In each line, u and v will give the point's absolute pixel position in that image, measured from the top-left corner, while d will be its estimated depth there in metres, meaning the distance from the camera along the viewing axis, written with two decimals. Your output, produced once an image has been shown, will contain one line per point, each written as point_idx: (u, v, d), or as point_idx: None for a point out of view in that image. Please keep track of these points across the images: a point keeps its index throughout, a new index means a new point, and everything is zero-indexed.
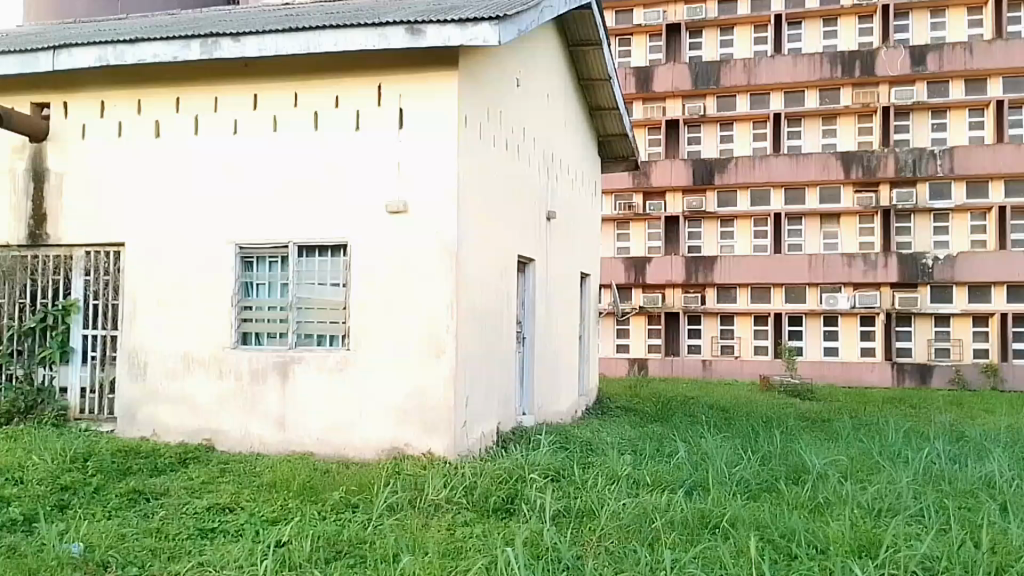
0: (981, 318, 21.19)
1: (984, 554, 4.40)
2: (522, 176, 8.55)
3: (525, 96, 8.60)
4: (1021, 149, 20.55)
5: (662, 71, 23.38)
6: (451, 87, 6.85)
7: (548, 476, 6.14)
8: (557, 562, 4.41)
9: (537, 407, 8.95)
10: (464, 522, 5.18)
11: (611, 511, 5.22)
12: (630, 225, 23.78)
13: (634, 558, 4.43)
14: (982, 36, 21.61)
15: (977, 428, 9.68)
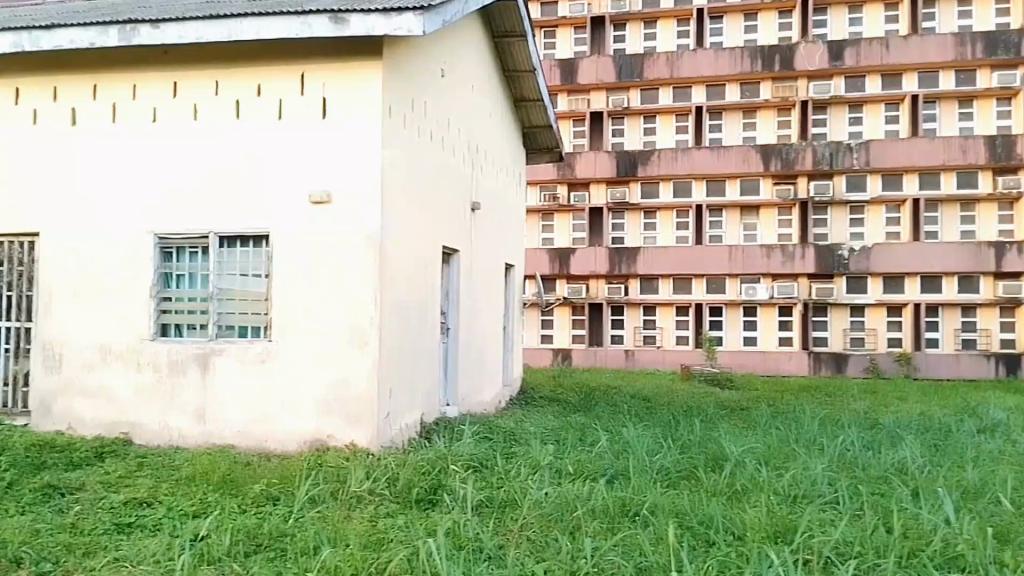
0: (895, 308, 21.68)
1: (897, 539, 4.35)
2: (447, 167, 8.50)
3: (450, 87, 8.57)
4: (933, 143, 21.07)
5: (587, 63, 23.39)
6: (375, 77, 6.79)
7: (470, 466, 6.08)
8: (478, 552, 4.33)
9: (462, 397, 8.95)
10: (387, 513, 5.05)
11: (533, 501, 5.18)
12: (554, 216, 23.86)
13: (556, 547, 4.38)
14: (898, 32, 22.13)
15: (889, 415, 9.93)
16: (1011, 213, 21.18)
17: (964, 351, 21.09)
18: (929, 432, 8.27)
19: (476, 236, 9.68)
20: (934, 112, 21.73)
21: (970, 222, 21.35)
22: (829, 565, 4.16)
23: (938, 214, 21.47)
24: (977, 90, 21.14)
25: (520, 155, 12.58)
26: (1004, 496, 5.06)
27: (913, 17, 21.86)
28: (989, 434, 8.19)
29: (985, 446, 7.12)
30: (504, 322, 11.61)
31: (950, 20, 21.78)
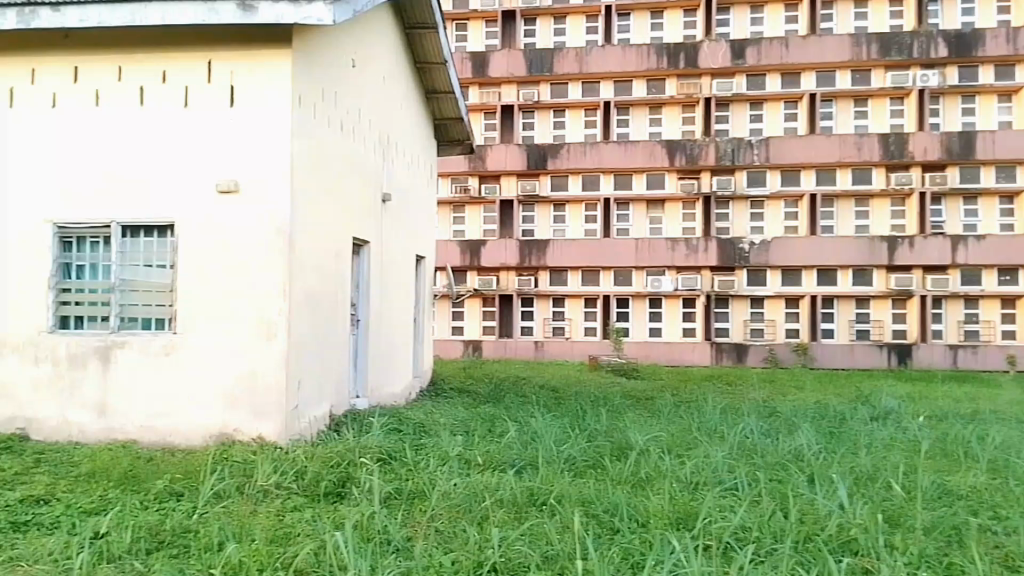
0: (793, 300, 22.34)
1: (793, 524, 4.49)
2: (358, 157, 8.46)
3: (361, 78, 8.51)
4: (830, 140, 21.63)
5: (498, 56, 23.36)
6: (284, 65, 6.71)
7: (380, 457, 6.09)
8: (386, 545, 4.34)
9: (372, 388, 8.94)
10: (294, 507, 5.02)
11: (442, 491, 5.22)
12: (465, 208, 23.82)
13: (463, 538, 4.43)
14: (798, 32, 22.76)
15: (786, 404, 10.25)
16: (903, 208, 21.95)
17: (858, 342, 21.80)
18: (825, 420, 8.56)
19: (387, 228, 9.66)
20: (831, 110, 22.36)
21: (864, 217, 22.08)
22: (729, 550, 4.30)
23: (834, 210, 22.15)
24: (871, 89, 21.86)
25: (431, 147, 12.58)
26: (894, 480, 5.25)
27: (813, 18, 22.48)
28: (881, 422, 8.51)
29: (877, 433, 7.40)
30: (414, 313, 11.61)
31: (847, 20, 22.48)
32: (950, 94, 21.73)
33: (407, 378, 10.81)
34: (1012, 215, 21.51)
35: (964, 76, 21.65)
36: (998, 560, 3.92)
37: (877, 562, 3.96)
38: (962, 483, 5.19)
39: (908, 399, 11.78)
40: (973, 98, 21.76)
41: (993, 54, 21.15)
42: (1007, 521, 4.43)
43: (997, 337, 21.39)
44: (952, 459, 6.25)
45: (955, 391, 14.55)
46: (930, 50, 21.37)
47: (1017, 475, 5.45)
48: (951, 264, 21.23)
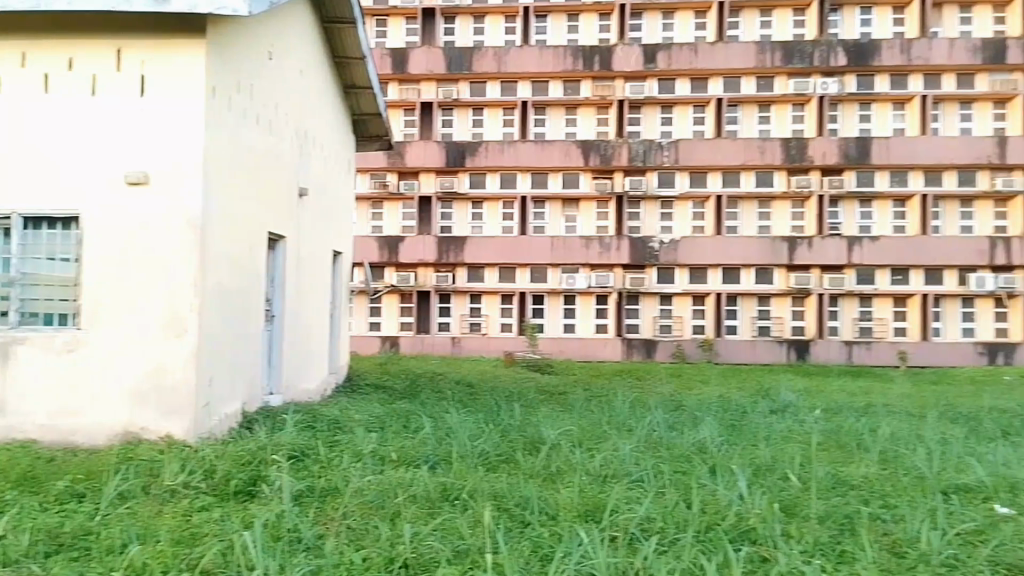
0: (700, 297, 22.89)
1: (696, 515, 4.62)
2: (274, 151, 8.41)
3: (277, 71, 8.44)
4: (737, 144, 22.31)
5: (417, 53, 23.32)
6: (198, 55, 6.65)
7: (292, 454, 6.08)
8: (296, 543, 4.36)
9: (285, 385, 8.90)
10: (202, 506, 4.99)
11: (354, 489, 5.23)
12: (383, 204, 23.68)
13: (375, 534, 4.47)
14: (706, 39, 23.35)
15: (691, 398, 10.54)
16: (802, 210, 22.63)
17: (760, 338, 22.48)
18: (726, 413, 8.81)
19: (303, 223, 9.61)
20: (737, 115, 23.04)
21: (767, 217, 22.74)
22: (634, 540, 4.41)
23: (738, 210, 22.81)
24: (775, 95, 22.58)
25: (350, 142, 12.54)
26: (790, 472, 5.43)
27: (720, 25, 23.11)
28: (779, 415, 8.81)
29: (775, 426, 7.66)
30: (330, 309, 11.57)
31: (753, 29, 23.27)
32: (848, 101, 22.64)
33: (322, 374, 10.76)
34: (905, 217, 22.42)
35: (861, 84, 22.53)
36: (885, 545, 4.08)
37: (773, 551, 4.08)
38: (854, 474, 5.40)
39: (804, 393, 12.24)
40: (869, 106, 22.73)
41: (888, 63, 22.15)
42: (895, 510, 4.62)
43: (890, 333, 22.32)
44: (844, 450, 6.49)
45: (850, 385, 15.14)
46: (830, 59, 22.24)
47: (904, 466, 5.70)
48: (847, 264, 22.00)
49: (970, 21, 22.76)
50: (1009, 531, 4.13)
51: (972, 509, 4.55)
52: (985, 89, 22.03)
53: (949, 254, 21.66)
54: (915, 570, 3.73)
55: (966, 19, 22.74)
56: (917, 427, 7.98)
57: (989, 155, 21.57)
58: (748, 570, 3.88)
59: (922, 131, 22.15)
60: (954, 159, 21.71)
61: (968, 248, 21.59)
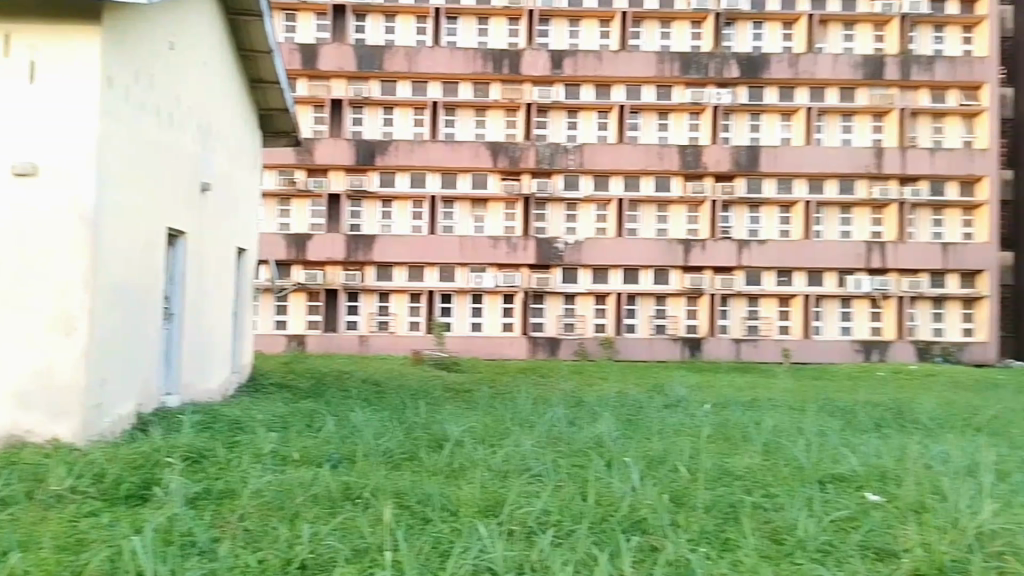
0: (601, 296, 23.81)
1: (592, 508, 4.78)
2: (174, 144, 8.30)
3: (179, 63, 8.35)
4: (639, 149, 23.37)
5: (328, 49, 23.02)
6: (94, 42, 6.46)
7: (188, 456, 6.05)
8: (189, 547, 4.33)
9: (184, 385, 8.83)
10: (90, 512, 4.92)
11: (253, 490, 5.22)
12: (291, 201, 23.32)
13: (272, 536, 4.48)
14: (610, 47, 24.13)
15: (592, 394, 10.87)
16: (696, 214, 23.95)
17: (656, 335, 23.70)
18: (623, 408, 9.09)
19: (205, 219, 9.50)
20: (637, 121, 24.00)
21: (664, 221, 23.97)
22: (532, 534, 4.54)
23: (638, 214, 23.89)
24: (673, 104, 23.69)
25: (256, 137, 12.45)
26: (680, 463, 5.66)
27: (623, 35, 23.98)
28: (673, 409, 9.14)
29: (668, 420, 7.93)
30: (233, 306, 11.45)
31: (653, 38, 24.22)
32: (739, 111, 23.92)
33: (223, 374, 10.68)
34: (789, 222, 24.05)
35: (752, 95, 23.94)
36: (766, 533, 4.29)
37: (662, 540, 4.25)
38: (740, 465, 5.66)
39: (696, 388, 12.75)
40: (759, 116, 24.03)
41: (777, 76, 23.63)
42: (776, 498, 4.87)
43: (775, 330, 23.93)
44: (730, 442, 6.79)
45: (740, 381, 15.77)
46: (724, 71, 23.58)
47: (784, 456, 5.99)
48: (737, 266, 23.58)
49: (852, 38, 24.28)
50: (878, 517, 4.41)
51: (846, 497, 4.83)
52: (864, 102, 23.76)
53: (832, 258, 23.50)
54: (793, 555, 3.96)
55: (850, 36, 24.26)
56: (797, 419, 8.41)
57: (868, 164, 23.36)
58: (638, 558, 4.05)
59: (807, 141, 23.72)
60: (836, 168, 23.38)
61: (847, 254, 23.47)
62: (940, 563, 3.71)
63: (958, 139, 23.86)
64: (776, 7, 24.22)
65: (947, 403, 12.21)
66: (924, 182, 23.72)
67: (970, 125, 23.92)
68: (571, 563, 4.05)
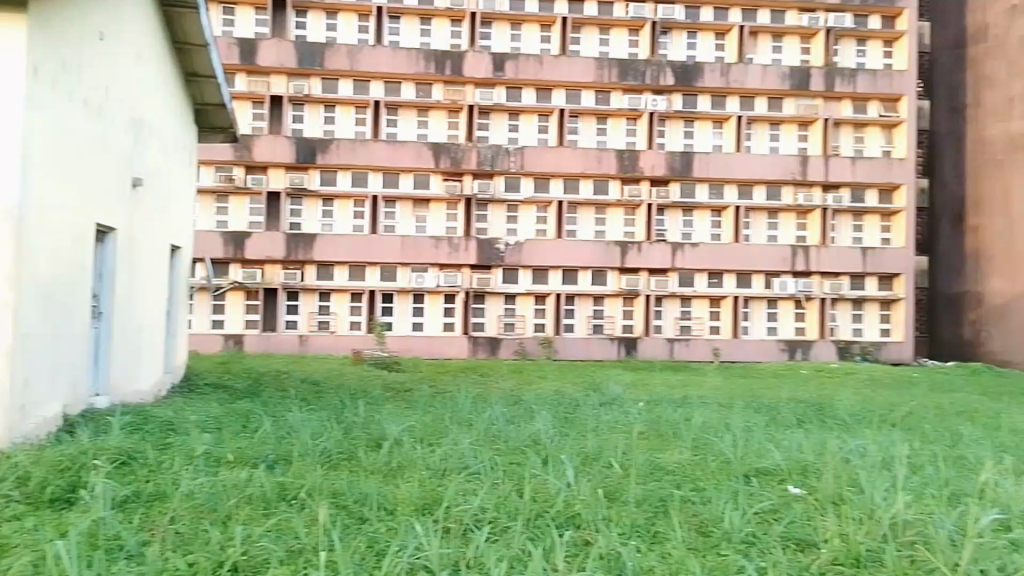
0: (541, 297, 24.03)
1: (527, 504, 4.88)
2: (105, 137, 8.23)
3: (109, 55, 8.30)
4: (577, 153, 23.68)
5: (267, 45, 22.77)
6: (19, 29, 6.42)
7: (116, 459, 6.01)
8: (117, 550, 4.30)
9: (113, 386, 8.76)
10: (13, 517, 4.85)
11: (184, 492, 5.21)
12: (229, 198, 23.02)
13: (205, 538, 4.47)
14: (551, 52, 24.39)
15: (531, 392, 11.01)
16: (633, 217, 24.47)
17: (594, 335, 24.06)
18: (560, 407, 9.26)
19: (137, 216, 9.41)
20: (577, 126, 24.28)
21: (602, 223, 24.36)
22: (468, 531, 4.62)
23: (577, 216, 24.26)
24: (611, 109, 24.05)
25: (191, 133, 12.37)
26: (614, 459, 5.81)
27: (563, 41, 24.21)
28: (608, 407, 9.33)
29: (603, 418, 8.09)
30: (167, 304, 11.36)
31: (592, 44, 24.54)
32: (674, 118, 24.53)
33: (155, 374, 10.57)
34: (720, 226, 24.79)
35: (686, 103, 24.58)
36: (693, 525, 4.45)
37: (595, 534, 4.38)
38: (671, 460, 5.83)
39: (630, 386, 12.97)
40: (692, 123, 24.72)
41: (709, 85, 24.30)
42: (704, 492, 5.04)
43: (706, 331, 24.60)
44: (662, 438, 6.96)
45: (672, 379, 16.06)
46: (660, 78, 24.11)
47: (713, 451, 6.18)
48: (671, 267, 24.11)
49: (780, 49, 25.25)
50: (799, 509, 4.60)
51: (770, 490, 5.01)
52: (791, 112, 24.71)
53: (759, 261, 24.29)
54: (719, 547, 4.11)
55: (779, 47, 25.21)
56: (726, 416, 8.64)
57: (794, 171, 24.38)
58: (571, 552, 4.15)
59: (738, 149, 24.62)
60: (765, 175, 24.35)
61: (774, 257, 24.33)
62: (856, 553, 3.88)
63: (877, 148, 25.03)
64: (709, 17, 24.77)
65: (867, 400, 12.63)
66: (845, 189, 24.69)
67: (888, 136, 25.07)
68: (504, 558, 4.14)
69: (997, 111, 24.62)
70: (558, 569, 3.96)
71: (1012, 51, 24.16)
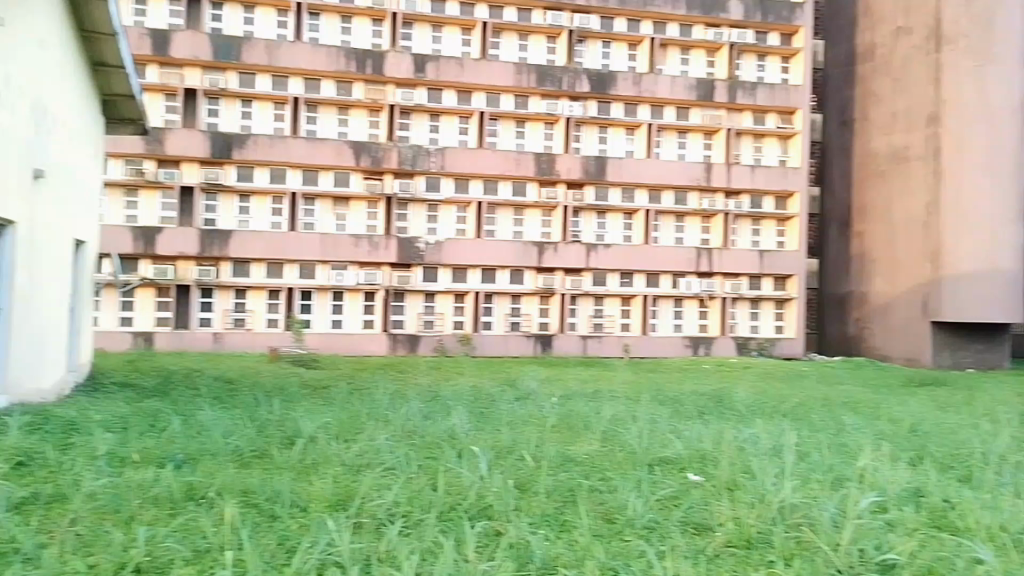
0: (460, 295, 24.24)
1: (440, 497, 5.04)
2: (6, 125, 8.12)
3: (10, 41, 8.17)
4: (497, 155, 23.94)
5: (182, 36, 22.18)
6: None
7: (14, 460, 5.97)
8: (14, 554, 4.25)
9: (11, 384, 8.63)
10: None
11: (85, 493, 5.20)
12: (139, 191, 22.46)
13: (107, 539, 4.46)
14: (472, 55, 24.56)
15: (449, 388, 11.20)
16: (548, 218, 24.94)
17: (511, 332, 24.36)
18: (476, 401, 9.46)
19: (39, 208, 9.25)
20: (496, 128, 24.56)
21: (520, 223, 24.73)
22: (381, 524, 4.75)
23: (495, 217, 24.53)
24: (529, 113, 24.44)
25: (98, 123, 12.22)
26: (526, 452, 6.04)
27: (484, 44, 24.41)
28: (522, 401, 9.58)
29: (517, 412, 8.31)
30: (71, 301, 11.19)
31: (511, 49, 24.89)
32: (589, 123, 25.10)
33: (58, 373, 10.41)
34: (631, 228, 25.46)
35: (599, 110, 25.15)
36: (599, 513, 4.68)
37: (505, 524, 4.56)
38: (581, 451, 6.08)
39: (544, 381, 13.26)
40: (605, 129, 25.31)
41: (622, 93, 24.85)
42: (610, 481, 5.30)
43: (616, 328, 25.20)
44: (572, 431, 7.21)
45: (583, 374, 16.38)
46: (576, 85, 24.53)
47: (620, 443, 6.45)
48: (586, 267, 24.58)
49: (688, 61, 25.98)
50: (697, 495, 4.88)
51: (670, 478, 5.30)
52: (697, 121, 25.60)
53: (667, 262, 25.03)
54: (622, 533, 4.35)
55: (685, 60, 25.93)
56: (633, 408, 8.98)
57: (698, 178, 25.16)
58: (481, 543, 4.31)
59: (648, 154, 25.26)
60: (673, 180, 25.05)
61: (680, 258, 25.08)
62: (748, 536, 4.17)
63: (773, 157, 26.21)
64: (621, 28, 25.38)
65: (765, 392, 13.17)
66: (745, 195, 25.84)
67: (784, 146, 26.32)
68: (417, 551, 4.24)
69: (882, 124, 25.53)
70: (470, 559, 4.11)
71: (895, 69, 25.11)
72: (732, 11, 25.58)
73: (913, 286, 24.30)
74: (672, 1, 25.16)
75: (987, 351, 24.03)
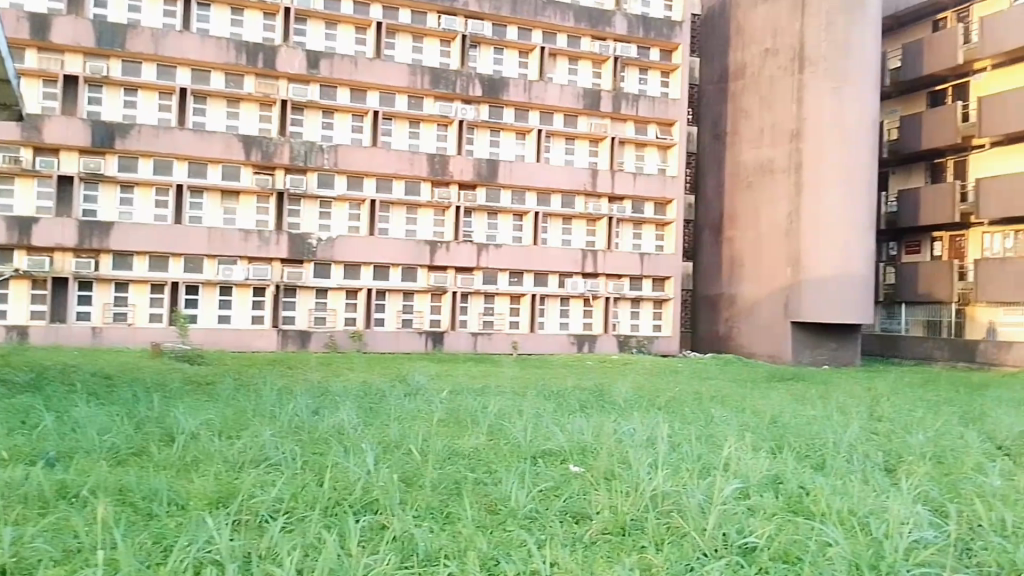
0: (352, 292, 24.15)
1: (325, 492, 5.11)
2: None
3: None
4: (389, 153, 23.97)
5: (63, 22, 21.41)
6: None
7: None
8: None
9: None
10: None
11: None
12: (13, 179, 21.64)
13: None
14: (366, 54, 24.51)
15: (338, 383, 11.19)
16: (441, 218, 25.15)
17: (403, 329, 24.36)
18: (366, 397, 9.50)
19: None
20: (390, 127, 24.69)
21: (413, 222, 24.84)
22: (264, 520, 4.80)
23: (389, 215, 24.59)
24: (423, 114, 24.59)
25: None
26: (413, 447, 6.15)
27: (378, 44, 24.37)
28: (411, 397, 9.66)
29: (406, 408, 8.40)
30: None
31: (406, 50, 24.96)
32: (481, 126, 25.36)
33: None
34: (521, 229, 25.85)
35: (491, 114, 25.42)
36: (483, 505, 4.85)
37: (389, 518, 4.67)
38: (467, 445, 6.24)
39: (432, 377, 13.37)
40: (497, 132, 25.63)
41: (513, 99, 25.17)
42: (494, 474, 5.49)
43: (506, 326, 25.48)
44: (459, 425, 7.35)
45: (473, 371, 16.50)
46: (469, 88, 24.71)
47: (505, 436, 6.65)
48: (476, 266, 24.80)
49: (576, 71, 26.63)
50: (576, 486, 5.10)
51: (551, 470, 5.51)
52: (584, 129, 26.18)
53: (554, 263, 25.47)
54: (504, 523, 4.52)
55: (573, 70, 26.56)
56: (518, 404, 9.17)
57: (584, 182, 25.76)
58: (365, 537, 4.41)
59: (538, 159, 25.75)
60: (561, 184, 25.58)
61: (566, 259, 25.54)
62: (622, 523, 4.41)
63: (653, 166, 27.04)
64: (514, 35, 25.76)
65: (645, 389, 13.57)
66: (628, 201, 26.54)
67: (664, 155, 27.17)
68: (298, 547, 4.29)
69: (751, 138, 26.46)
70: (352, 551, 4.21)
71: (763, 87, 26.10)
72: (616, 26, 26.21)
73: (775, 290, 25.27)
74: (560, 12, 25.70)
75: (840, 348, 25.04)
